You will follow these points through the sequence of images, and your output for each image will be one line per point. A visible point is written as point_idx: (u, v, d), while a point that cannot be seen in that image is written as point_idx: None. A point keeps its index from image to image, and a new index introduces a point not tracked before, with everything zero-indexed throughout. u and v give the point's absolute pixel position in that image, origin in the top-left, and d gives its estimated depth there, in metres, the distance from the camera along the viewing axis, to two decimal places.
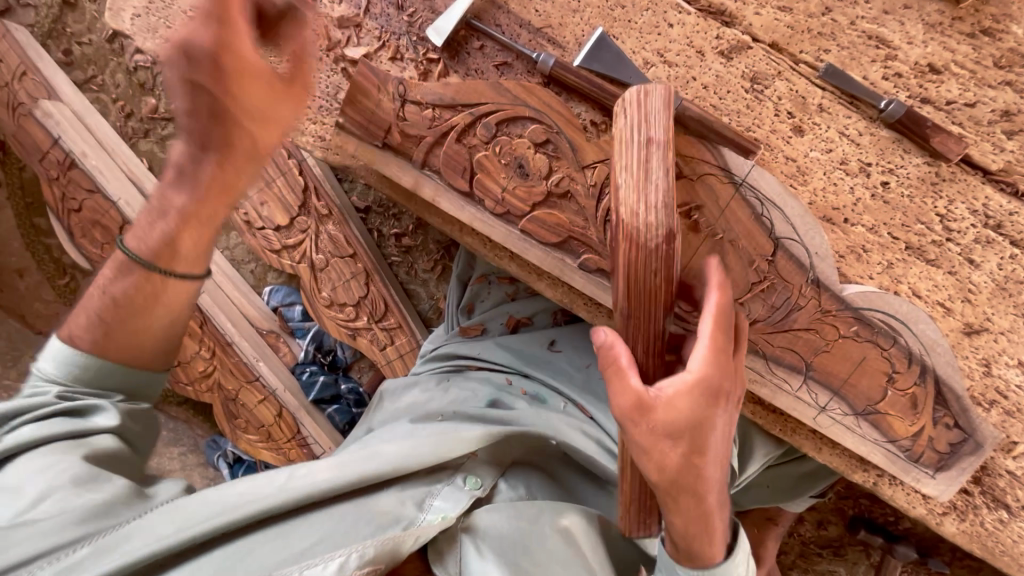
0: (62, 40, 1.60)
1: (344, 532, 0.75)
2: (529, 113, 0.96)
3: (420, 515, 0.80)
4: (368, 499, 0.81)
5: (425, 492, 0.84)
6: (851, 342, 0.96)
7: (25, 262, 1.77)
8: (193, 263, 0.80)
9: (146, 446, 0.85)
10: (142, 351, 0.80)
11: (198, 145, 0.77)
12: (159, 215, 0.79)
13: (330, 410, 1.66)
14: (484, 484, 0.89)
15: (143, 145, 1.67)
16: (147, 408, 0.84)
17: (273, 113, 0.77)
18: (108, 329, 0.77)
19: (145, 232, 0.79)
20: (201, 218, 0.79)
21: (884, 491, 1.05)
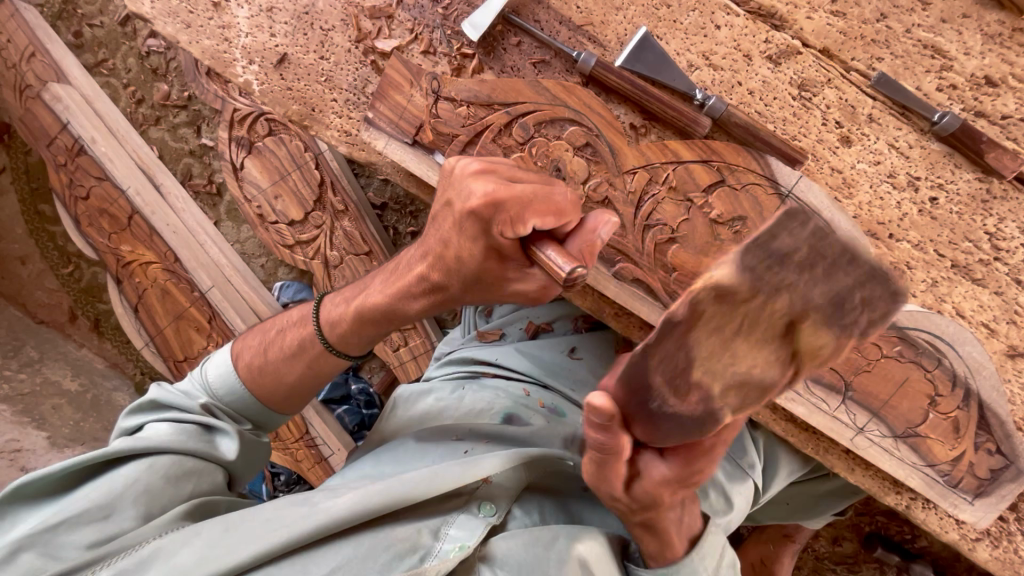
0: (72, 22, 1.56)
1: (362, 563, 0.77)
2: (569, 114, 0.92)
3: (436, 544, 0.80)
4: (383, 526, 0.81)
5: (442, 519, 0.83)
6: (893, 362, 0.93)
7: (29, 248, 1.72)
8: (292, 364, 0.96)
9: (247, 475, 0.99)
10: (280, 398, 0.96)
11: (342, 299, 0.94)
12: (306, 326, 0.95)
13: (339, 410, 1.62)
14: (499, 510, 0.86)
15: (154, 132, 1.59)
16: (260, 441, 0.99)
17: (394, 290, 0.86)
18: (264, 366, 0.95)
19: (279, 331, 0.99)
20: (320, 336, 0.92)
21: (916, 514, 1.00)
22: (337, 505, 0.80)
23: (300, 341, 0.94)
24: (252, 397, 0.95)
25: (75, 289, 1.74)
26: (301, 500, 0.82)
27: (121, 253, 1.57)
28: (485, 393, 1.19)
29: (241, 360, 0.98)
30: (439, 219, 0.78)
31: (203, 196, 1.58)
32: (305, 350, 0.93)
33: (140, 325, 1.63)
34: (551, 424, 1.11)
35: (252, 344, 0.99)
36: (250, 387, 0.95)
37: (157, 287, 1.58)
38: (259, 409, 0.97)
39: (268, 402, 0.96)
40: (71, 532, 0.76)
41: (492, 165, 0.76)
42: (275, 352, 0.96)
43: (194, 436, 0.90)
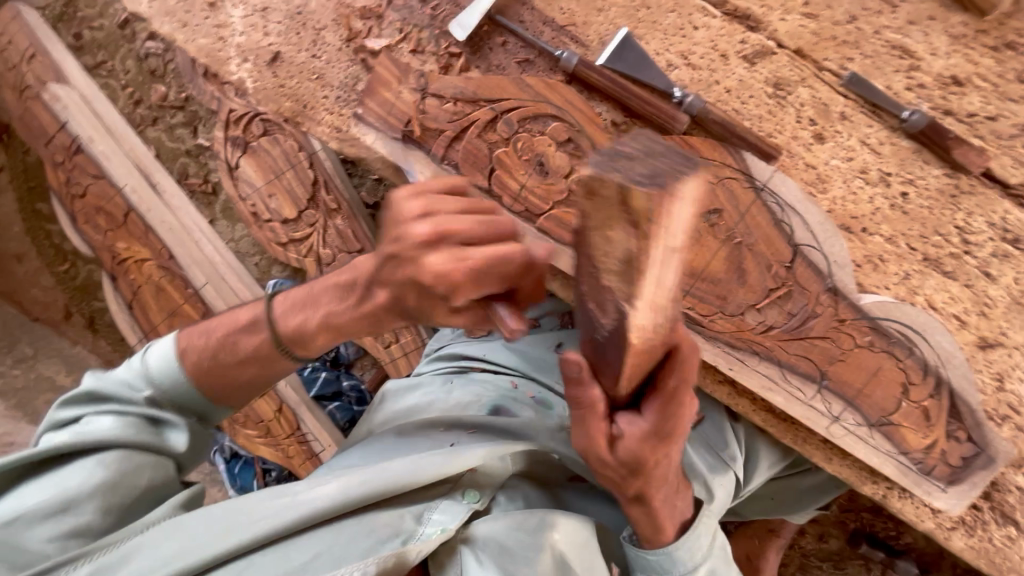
0: (73, 24, 1.59)
1: (341, 548, 0.78)
2: (552, 110, 0.95)
3: (419, 527, 0.82)
4: (367, 513, 0.83)
5: (425, 506, 0.85)
6: (867, 352, 0.96)
7: (25, 246, 1.74)
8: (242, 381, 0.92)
9: (199, 460, 1.00)
10: (239, 396, 0.95)
11: (296, 305, 0.89)
12: (257, 331, 0.90)
13: (331, 407, 1.63)
14: (483, 496, 0.89)
15: (151, 132, 1.62)
16: (208, 430, 0.98)
17: (355, 298, 0.82)
18: (218, 365, 0.92)
19: (221, 338, 0.93)
20: (278, 343, 0.89)
21: (893, 504, 1.02)
22: (321, 491, 0.81)
23: (255, 348, 0.90)
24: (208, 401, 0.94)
25: (70, 287, 1.76)
26: (285, 488, 0.83)
27: (116, 250, 1.59)
28: (473, 386, 1.22)
29: (184, 354, 0.93)
30: (393, 261, 0.74)
31: (198, 194, 1.61)
32: (262, 356, 0.91)
33: (134, 322, 1.65)
34: (537, 415, 1.13)
35: (199, 340, 0.93)
36: (197, 384, 0.92)
37: (151, 283, 1.60)
38: (211, 405, 0.95)
39: (227, 399, 0.95)
40: (30, 529, 0.79)
41: (434, 200, 0.73)
42: (227, 356, 0.91)
43: (137, 432, 0.89)
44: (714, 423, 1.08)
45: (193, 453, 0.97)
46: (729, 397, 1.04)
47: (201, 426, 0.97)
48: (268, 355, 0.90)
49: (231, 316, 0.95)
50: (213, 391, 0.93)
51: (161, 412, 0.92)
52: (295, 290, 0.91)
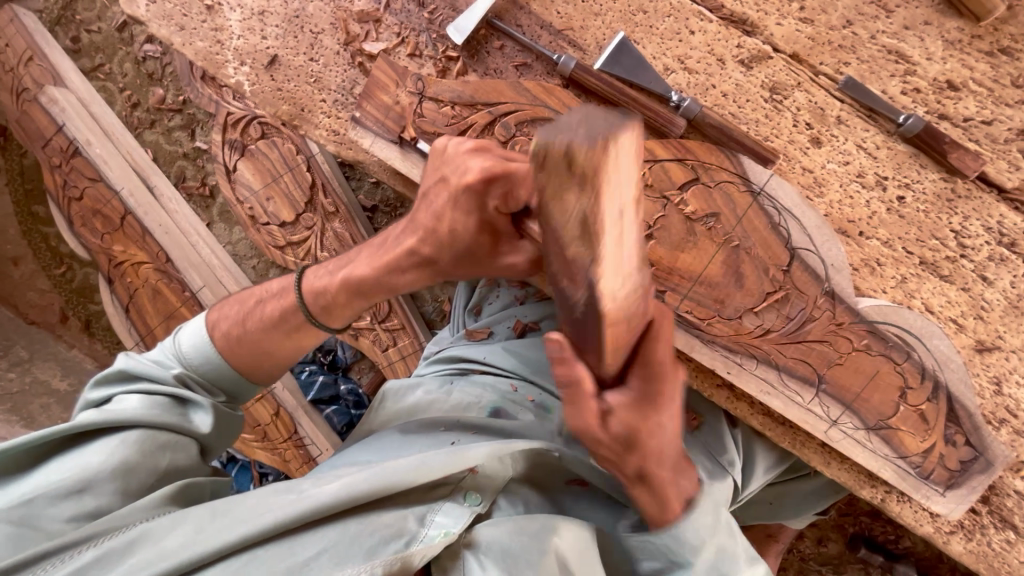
0: (71, 27, 1.60)
1: (345, 547, 0.77)
2: (549, 113, 0.95)
3: (422, 529, 0.81)
4: (369, 514, 0.82)
5: (428, 507, 0.85)
6: (864, 355, 0.96)
7: (22, 249, 1.74)
8: (273, 346, 0.95)
9: (221, 447, 1.00)
10: (265, 368, 0.97)
11: (327, 273, 0.94)
12: (288, 296, 0.95)
13: (328, 411, 1.63)
14: (484, 500, 0.88)
15: (149, 135, 1.62)
16: (234, 415, 1.00)
17: (387, 262, 0.86)
18: (247, 335, 0.94)
19: (250, 308, 0.97)
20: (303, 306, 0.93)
21: (891, 508, 1.02)
22: (324, 491, 0.81)
23: (283, 310, 0.94)
24: (231, 368, 0.96)
25: (67, 290, 1.76)
26: (288, 488, 0.82)
27: (113, 253, 1.58)
28: (474, 388, 1.21)
29: (218, 327, 0.97)
30: (432, 193, 0.81)
31: (195, 198, 1.61)
32: (289, 318, 0.94)
33: (130, 325, 1.63)
34: (537, 420, 1.13)
35: (233, 313, 0.97)
36: (229, 359, 0.95)
37: (148, 287, 1.59)
38: (240, 382, 0.97)
39: (252, 371, 0.96)
40: (52, 506, 0.78)
41: (486, 145, 0.82)
42: (256, 323, 0.95)
43: (165, 410, 0.90)
44: (712, 428, 1.09)
45: (217, 438, 0.97)
46: (726, 400, 1.04)
47: (228, 410, 0.98)
48: (294, 316, 0.94)
49: (263, 289, 1.00)
50: (244, 358, 0.96)
51: (189, 392, 0.93)
52: (329, 261, 0.97)
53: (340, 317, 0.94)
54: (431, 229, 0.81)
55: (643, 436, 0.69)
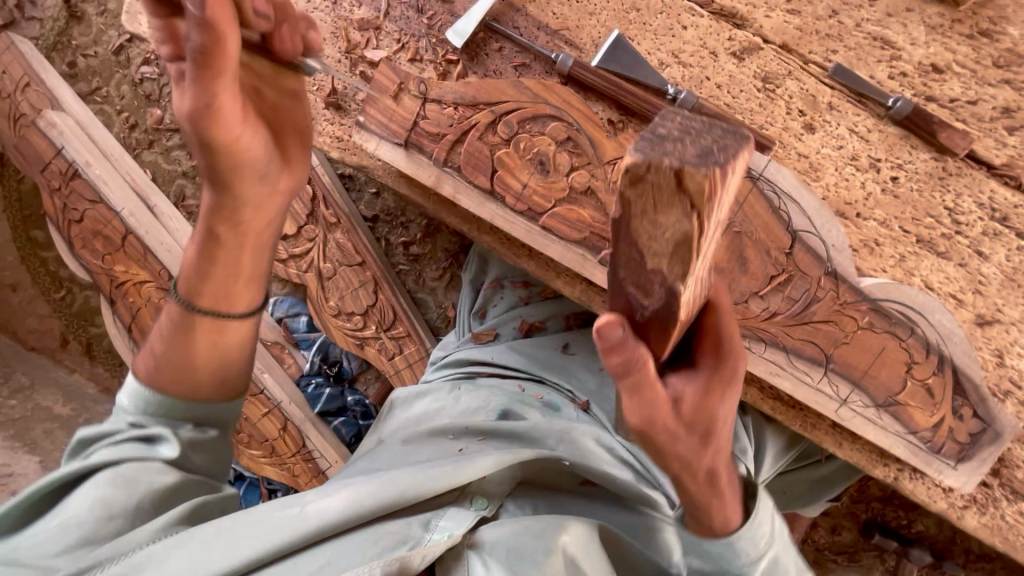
0: (67, 52, 1.63)
1: (349, 553, 0.76)
2: (551, 110, 0.98)
3: (426, 534, 0.79)
4: (374, 525, 0.81)
5: (432, 513, 0.83)
6: (869, 333, 0.97)
7: (20, 275, 1.73)
8: (207, 348, 0.91)
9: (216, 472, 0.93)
10: (214, 377, 0.92)
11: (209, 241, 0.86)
12: (198, 298, 0.89)
13: (336, 423, 1.62)
14: (491, 504, 0.88)
15: (147, 155, 1.65)
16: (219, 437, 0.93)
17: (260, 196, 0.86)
18: (162, 359, 0.90)
19: (167, 339, 0.90)
20: (228, 226, 0.86)
21: (905, 486, 1.03)
22: (329, 504, 0.80)
23: (198, 274, 0.88)
24: (189, 395, 0.90)
25: (67, 314, 1.75)
26: (293, 500, 0.81)
27: (115, 274, 1.57)
28: (482, 390, 1.21)
29: (143, 365, 0.92)
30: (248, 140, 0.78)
31: (195, 216, 1.66)
32: (220, 264, 0.88)
33: (133, 346, 1.61)
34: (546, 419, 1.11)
35: (146, 348, 0.93)
36: (176, 385, 0.89)
37: (150, 305, 1.57)
38: (199, 406, 0.91)
39: (205, 386, 0.91)
40: (41, 551, 0.74)
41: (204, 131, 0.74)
42: (179, 344, 0.89)
43: (127, 450, 0.85)
44: None
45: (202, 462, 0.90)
46: None
47: (200, 432, 0.90)
48: (216, 274, 0.88)
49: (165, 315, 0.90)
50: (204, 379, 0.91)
51: (151, 428, 0.88)
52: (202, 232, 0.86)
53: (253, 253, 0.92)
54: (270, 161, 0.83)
55: (717, 421, 0.69)
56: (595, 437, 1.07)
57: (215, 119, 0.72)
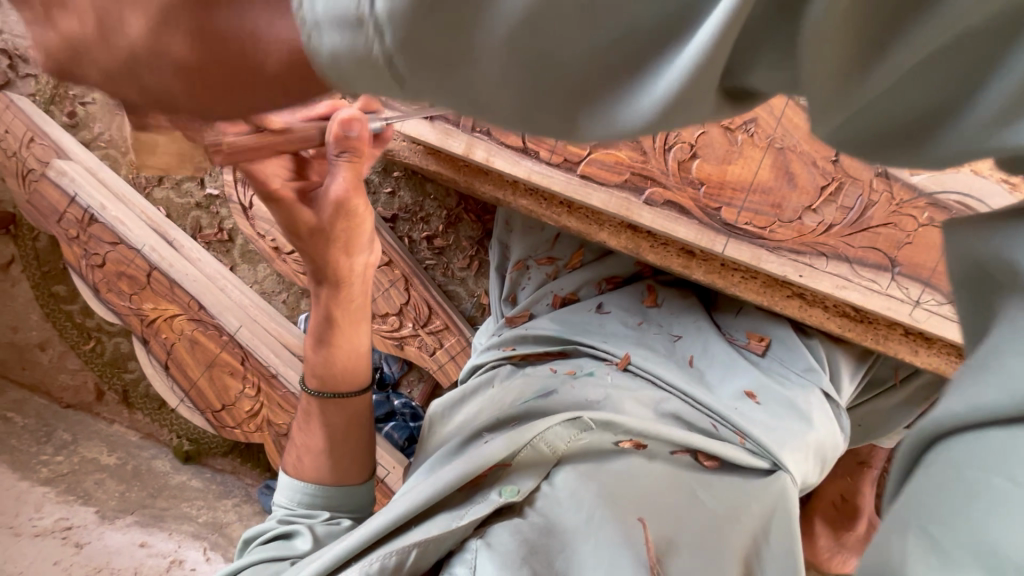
0: (65, 103, 1.56)
1: (373, 555, 0.81)
2: None
3: (451, 522, 0.83)
4: (400, 534, 0.84)
5: (454, 511, 0.86)
6: (932, 229, 0.94)
7: (46, 333, 1.72)
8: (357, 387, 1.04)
9: None
10: (350, 465, 1.02)
11: (327, 318, 1.00)
12: (343, 383, 1.03)
13: (387, 429, 1.58)
14: (520, 489, 0.86)
15: (159, 192, 1.62)
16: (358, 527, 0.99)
17: (351, 248, 0.94)
18: (302, 449, 1.04)
19: (319, 432, 1.03)
20: (343, 309, 1.00)
21: None
22: (362, 530, 0.86)
23: (325, 364, 1.02)
24: (325, 480, 1.00)
25: (99, 363, 1.72)
26: (343, 538, 0.89)
27: (144, 312, 1.55)
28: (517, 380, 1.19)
29: (292, 463, 1.05)
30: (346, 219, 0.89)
31: (214, 244, 1.63)
32: (343, 341, 1.02)
33: (172, 383, 1.59)
34: (579, 389, 1.08)
35: (292, 445, 1.08)
36: (318, 474, 1.00)
37: (184, 338, 1.56)
38: (339, 490, 1.00)
39: (347, 472, 1.02)
40: None
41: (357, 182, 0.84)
42: (332, 427, 1.02)
43: (270, 549, 0.92)
44: (781, 342, 1.17)
45: None
46: (799, 309, 1.05)
47: (334, 523, 0.97)
48: (338, 360, 1.01)
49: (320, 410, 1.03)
50: (352, 440, 1.03)
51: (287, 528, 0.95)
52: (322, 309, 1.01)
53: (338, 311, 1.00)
54: (341, 203, 0.86)
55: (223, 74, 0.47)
56: (632, 397, 1.06)
57: (344, 213, 0.88)
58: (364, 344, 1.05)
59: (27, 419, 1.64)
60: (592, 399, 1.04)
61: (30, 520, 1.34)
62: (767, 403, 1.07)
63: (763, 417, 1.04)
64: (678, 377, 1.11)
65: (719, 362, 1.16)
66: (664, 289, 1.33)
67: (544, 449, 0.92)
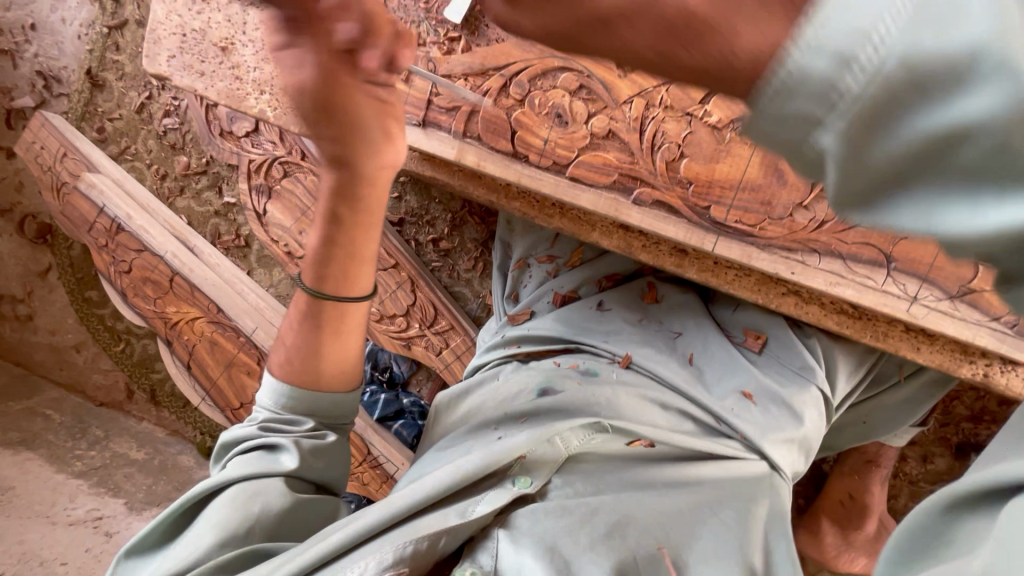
0: (95, 120, 1.73)
1: (388, 540, 0.84)
2: (559, 62, 0.97)
3: (470, 511, 0.87)
4: (417, 520, 0.87)
5: (471, 500, 0.90)
6: None
7: (81, 336, 1.84)
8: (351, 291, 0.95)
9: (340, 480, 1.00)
10: (342, 376, 0.97)
11: (331, 215, 0.92)
12: (347, 287, 0.94)
13: (397, 426, 1.63)
14: (534, 481, 0.93)
15: (181, 202, 1.72)
16: (337, 443, 0.97)
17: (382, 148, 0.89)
18: (291, 352, 0.95)
19: (315, 335, 0.94)
20: (351, 207, 0.92)
21: (997, 381, 1.00)
22: (371, 511, 0.88)
23: (323, 264, 0.93)
24: (310, 392, 0.94)
25: (129, 364, 1.82)
26: (347, 519, 0.90)
27: (168, 315, 1.63)
28: (521, 373, 1.21)
29: (276, 363, 0.98)
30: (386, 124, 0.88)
31: (233, 250, 1.70)
32: (345, 247, 0.93)
33: (194, 382, 1.67)
34: (587, 386, 1.09)
35: (276, 347, 0.99)
36: (304, 385, 0.94)
37: (205, 340, 1.63)
38: (328, 402, 0.95)
39: (340, 381, 0.97)
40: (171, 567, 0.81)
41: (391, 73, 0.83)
42: (326, 335, 0.94)
43: (254, 464, 0.90)
44: (778, 340, 1.15)
45: (324, 472, 0.95)
46: (795, 306, 1.04)
47: (318, 437, 0.94)
48: (337, 259, 0.93)
49: (314, 316, 0.94)
50: (349, 352, 0.97)
51: (274, 439, 0.92)
52: (332, 198, 0.92)
53: (351, 207, 0.92)
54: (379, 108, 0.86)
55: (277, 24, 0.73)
56: (640, 395, 1.07)
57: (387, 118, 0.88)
58: (372, 246, 0.96)
59: (64, 417, 1.76)
60: (599, 399, 1.05)
61: (65, 509, 1.46)
62: (764, 403, 1.07)
63: (760, 418, 1.06)
64: (678, 377, 1.12)
65: (720, 361, 1.15)
66: (665, 285, 1.32)
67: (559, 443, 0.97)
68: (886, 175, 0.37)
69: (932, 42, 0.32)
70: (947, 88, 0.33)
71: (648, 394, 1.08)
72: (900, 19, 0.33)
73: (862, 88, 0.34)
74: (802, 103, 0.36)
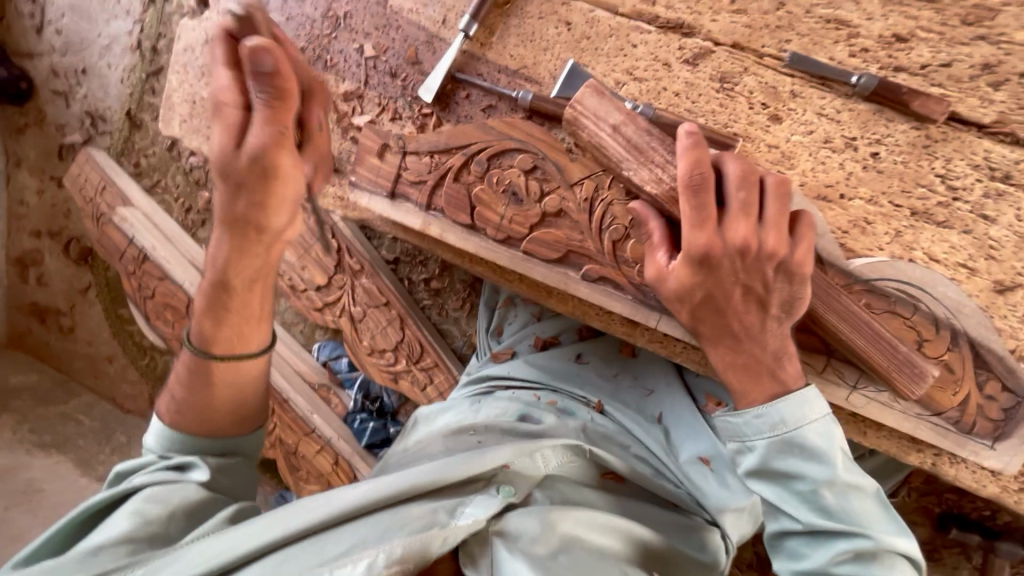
0: (132, 155, 1.90)
1: (370, 535, 0.78)
2: (515, 144, 1.04)
3: (456, 515, 0.82)
4: (402, 508, 0.83)
5: (458, 501, 0.86)
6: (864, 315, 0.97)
7: (113, 347, 2.03)
8: (237, 345, 0.95)
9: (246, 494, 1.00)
10: (230, 424, 0.98)
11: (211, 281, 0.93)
12: (237, 349, 0.95)
13: (382, 453, 1.74)
14: (517, 491, 0.91)
15: (202, 233, 1.89)
16: (242, 461, 0.99)
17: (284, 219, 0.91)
18: (184, 405, 0.96)
19: (196, 388, 0.95)
20: (243, 278, 0.93)
21: (945, 472, 0.99)
22: (351, 496, 0.84)
23: (215, 323, 0.94)
24: (194, 436, 0.95)
25: (152, 376, 1.99)
26: (316, 499, 0.86)
27: (184, 337, 1.80)
28: (497, 400, 1.25)
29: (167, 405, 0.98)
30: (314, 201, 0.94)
31: None
32: (233, 318, 0.94)
33: None
34: (565, 423, 1.15)
35: (171, 391, 0.99)
36: (190, 429, 0.95)
37: None
38: (209, 442, 0.96)
39: (230, 430, 0.98)
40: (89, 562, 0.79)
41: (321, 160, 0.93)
42: (220, 389, 0.95)
43: (163, 477, 0.92)
44: None
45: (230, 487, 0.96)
46: None
47: (225, 459, 0.97)
48: (231, 322, 0.94)
49: (196, 365, 0.95)
50: (241, 404, 0.98)
51: (179, 457, 0.94)
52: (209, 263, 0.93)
53: (239, 278, 0.92)
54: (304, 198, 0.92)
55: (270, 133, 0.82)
56: (610, 439, 1.16)
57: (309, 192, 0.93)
58: (258, 305, 0.96)
59: (94, 423, 1.95)
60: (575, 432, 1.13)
61: None
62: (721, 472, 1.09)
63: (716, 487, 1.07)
64: (644, 435, 1.18)
65: (686, 424, 1.18)
66: None
67: (539, 461, 0.97)
68: (777, 473, 0.84)
69: (819, 443, 0.81)
70: (813, 461, 0.81)
71: (614, 446, 1.16)
72: (816, 432, 0.82)
73: (786, 436, 0.83)
74: (760, 423, 0.84)
